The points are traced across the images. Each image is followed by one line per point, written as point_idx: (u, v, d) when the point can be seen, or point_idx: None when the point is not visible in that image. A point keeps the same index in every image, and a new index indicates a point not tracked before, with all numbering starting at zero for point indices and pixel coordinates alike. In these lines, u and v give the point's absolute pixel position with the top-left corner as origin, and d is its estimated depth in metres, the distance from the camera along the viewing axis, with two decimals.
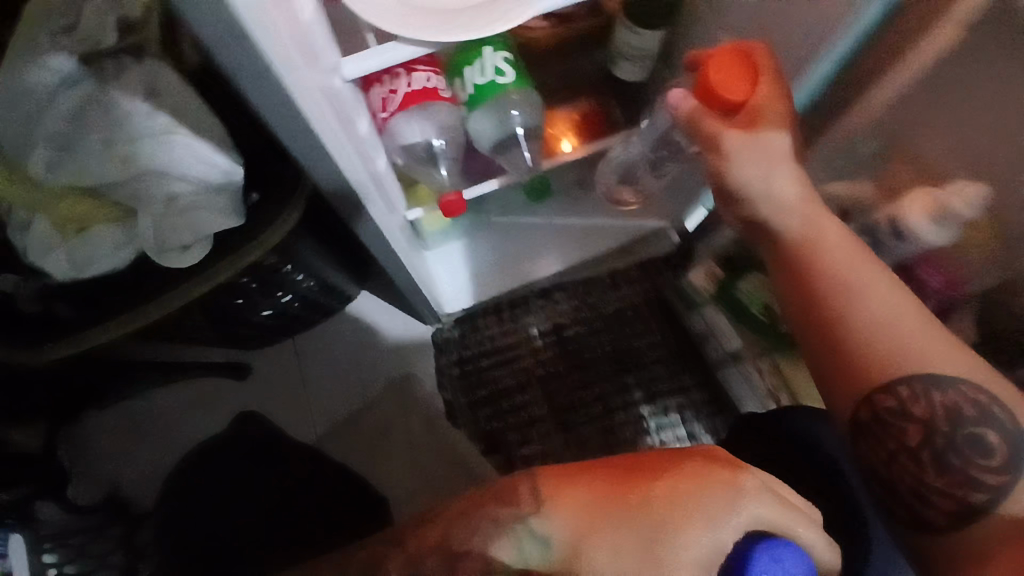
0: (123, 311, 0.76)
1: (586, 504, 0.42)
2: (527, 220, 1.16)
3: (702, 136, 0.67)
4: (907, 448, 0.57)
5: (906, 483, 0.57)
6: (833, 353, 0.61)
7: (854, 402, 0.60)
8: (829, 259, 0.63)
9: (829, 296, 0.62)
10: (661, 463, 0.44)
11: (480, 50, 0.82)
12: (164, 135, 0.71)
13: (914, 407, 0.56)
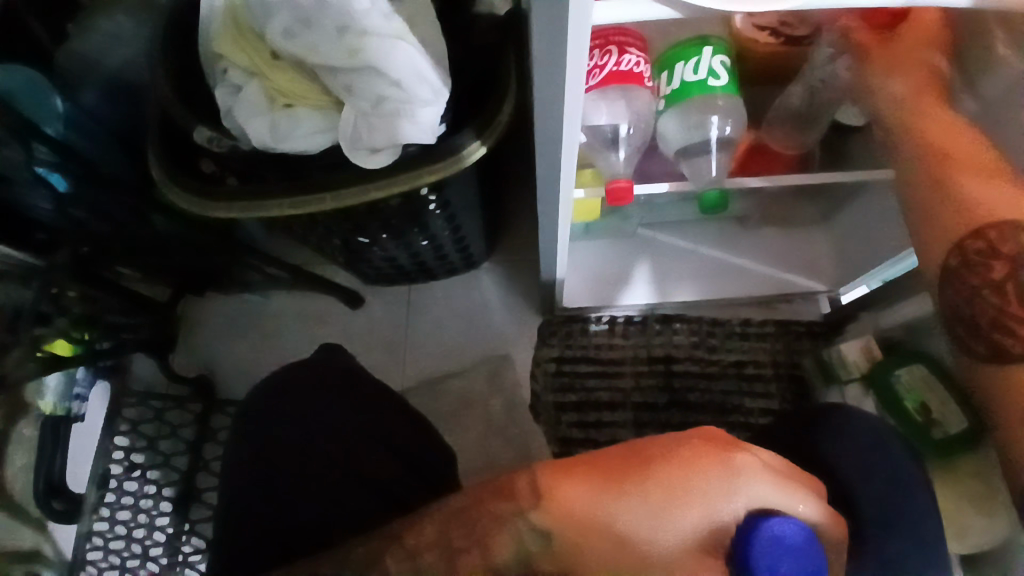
0: (274, 190, 0.69)
1: (583, 501, 0.48)
2: (675, 240, 1.10)
3: (852, 49, 0.69)
4: (992, 284, 0.58)
5: (988, 317, 0.58)
6: (952, 213, 0.62)
7: (946, 250, 0.62)
8: (971, 158, 0.63)
9: (939, 175, 0.63)
10: (655, 450, 0.51)
11: (700, 48, 0.75)
12: (390, 38, 0.61)
13: (1005, 246, 0.58)
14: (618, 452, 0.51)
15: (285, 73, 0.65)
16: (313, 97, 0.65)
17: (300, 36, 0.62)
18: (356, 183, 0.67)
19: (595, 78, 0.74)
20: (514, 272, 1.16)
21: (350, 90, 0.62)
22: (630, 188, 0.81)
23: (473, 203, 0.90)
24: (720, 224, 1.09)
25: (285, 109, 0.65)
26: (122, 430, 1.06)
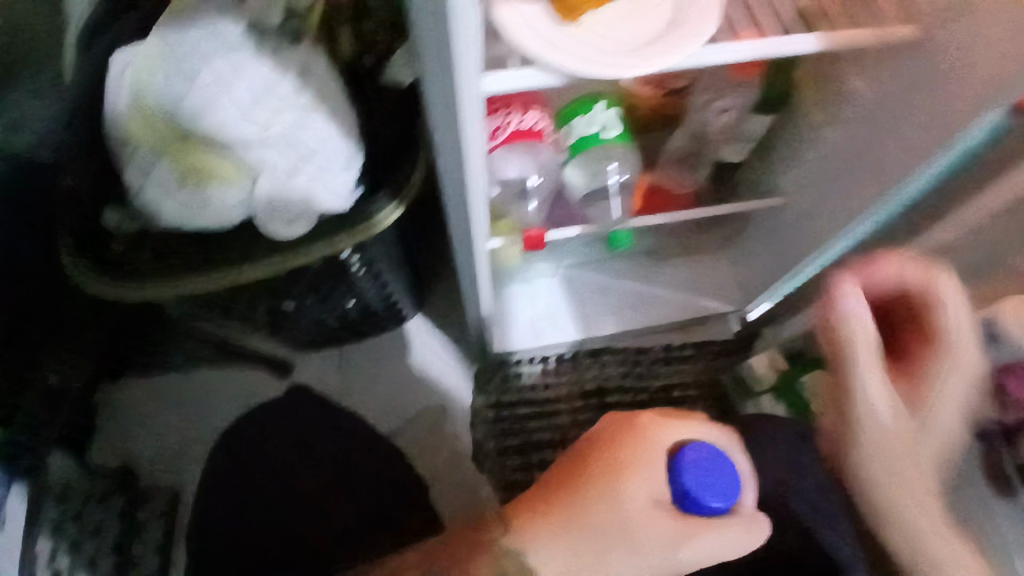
0: (184, 268, 0.69)
1: (541, 525, 0.59)
2: (594, 277, 1.16)
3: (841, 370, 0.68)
4: None
5: None
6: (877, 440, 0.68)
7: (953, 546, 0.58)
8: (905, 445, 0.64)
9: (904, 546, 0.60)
10: (585, 457, 0.60)
11: (593, 103, 0.82)
12: (302, 111, 0.65)
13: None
14: (563, 467, 0.62)
15: (197, 151, 0.65)
16: (229, 172, 0.65)
17: (210, 114, 0.64)
18: (277, 252, 0.69)
19: (501, 135, 0.80)
20: (446, 322, 1.18)
21: (263, 164, 0.65)
22: (543, 235, 0.88)
23: (397, 260, 0.93)
24: (634, 258, 1.16)
25: (198, 186, 0.65)
26: None
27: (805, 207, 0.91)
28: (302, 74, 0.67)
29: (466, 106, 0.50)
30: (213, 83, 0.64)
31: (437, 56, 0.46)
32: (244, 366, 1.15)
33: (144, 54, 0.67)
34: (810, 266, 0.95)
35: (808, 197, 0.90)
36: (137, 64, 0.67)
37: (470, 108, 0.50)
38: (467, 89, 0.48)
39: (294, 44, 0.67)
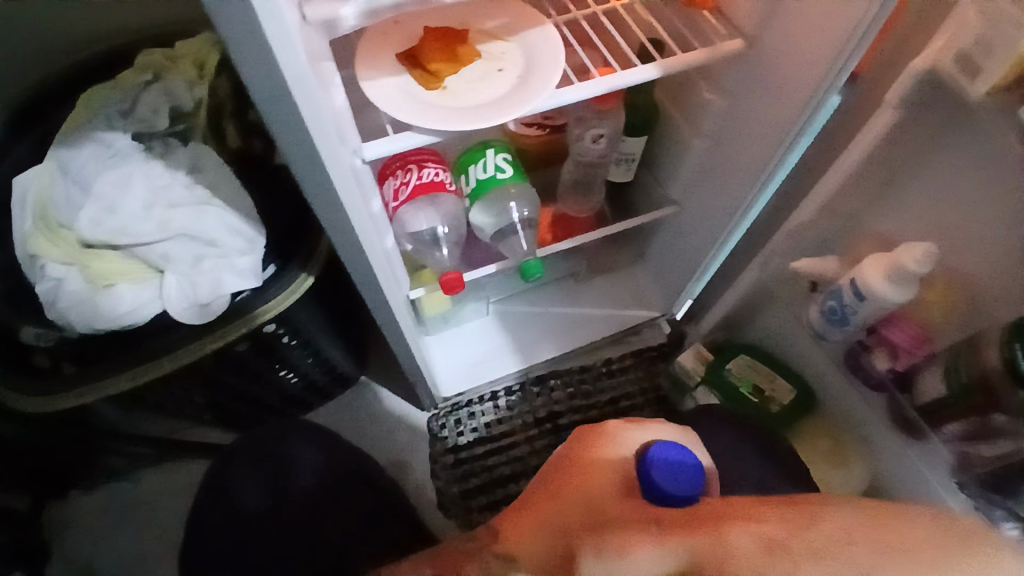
0: (114, 366, 0.73)
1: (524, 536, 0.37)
2: (526, 308, 1.21)
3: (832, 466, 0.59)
4: None
5: None
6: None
7: None
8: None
9: None
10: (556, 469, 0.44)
11: (483, 151, 0.89)
12: (200, 205, 0.69)
13: None
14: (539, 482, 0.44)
15: (101, 257, 0.68)
16: (135, 271, 0.69)
17: (109, 221, 0.68)
18: (198, 338, 0.72)
19: (403, 194, 0.85)
20: (391, 378, 1.20)
21: (166, 257, 0.68)
22: (459, 277, 0.91)
23: (326, 326, 0.95)
24: (559, 283, 1.22)
25: (106, 288, 0.67)
26: None
27: (696, 210, 0.98)
28: (195, 170, 0.71)
29: (335, 177, 0.55)
30: (109, 192, 0.68)
31: (294, 141, 0.51)
32: (195, 460, 1.14)
33: (40, 173, 0.70)
34: (713, 263, 1.01)
35: (695, 201, 0.97)
36: (34, 183, 0.69)
37: (339, 177, 0.55)
38: (331, 160, 0.53)
39: (186, 146, 0.72)
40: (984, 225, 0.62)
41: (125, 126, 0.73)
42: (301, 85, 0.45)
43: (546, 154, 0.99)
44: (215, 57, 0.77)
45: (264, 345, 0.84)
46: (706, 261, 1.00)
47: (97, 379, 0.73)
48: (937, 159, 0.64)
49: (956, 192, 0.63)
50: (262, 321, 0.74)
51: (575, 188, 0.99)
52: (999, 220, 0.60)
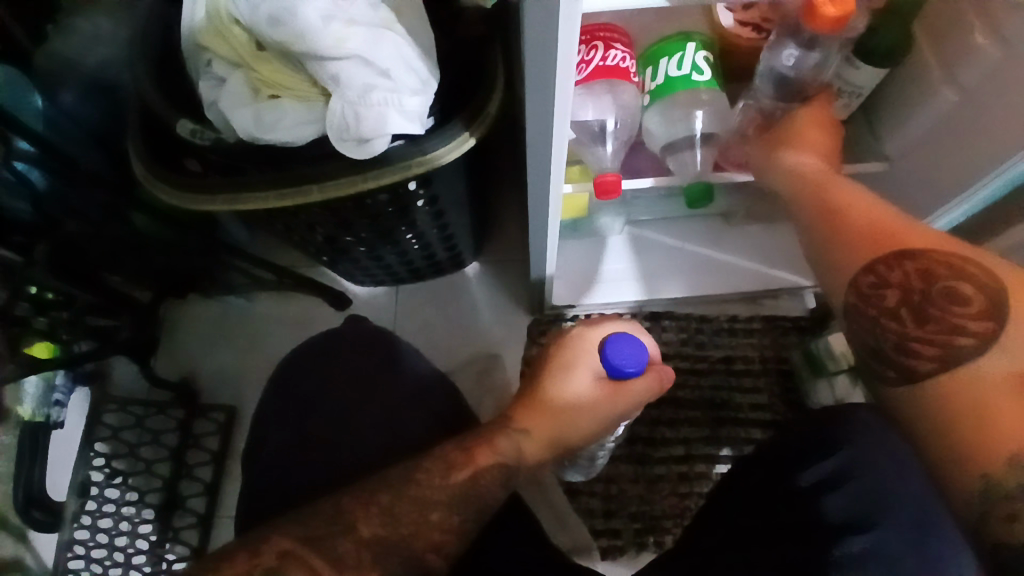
0: (268, 183, 0.68)
1: (552, 423, 0.71)
2: (662, 239, 1.10)
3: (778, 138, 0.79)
4: (887, 310, 0.62)
5: (890, 340, 0.61)
6: (879, 241, 0.65)
7: (848, 279, 0.66)
8: (915, 234, 0.64)
9: (927, 324, 0.59)
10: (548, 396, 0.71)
11: (683, 44, 0.78)
12: (379, 29, 0.63)
13: (892, 274, 0.63)
14: (576, 411, 0.71)
15: (271, 65, 0.64)
16: (301, 87, 0.64)
17: (286, 24, 0.61)
18: (349, 173, 0.66)
19: (582, 73, 0.76)
20: (502, 270, 1.15)
21: (336, 81, 0.62)
22: (617, 181, 0.81)
23: (462, 199, 0.89)
24: (706, 221, 1.09)
25: (271, 100, 0.65)
26: (98, 461, 1.04)
27: (916, 170, 0.83)
28: None
29: (563, 14, 0.44)
30: None
31: None
32: (304, 297, 1.17)
33: None
34: None
35: (916, 162, 0.82)
36: None
37: (568, 19, 0.45)
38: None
39: None
40: None
41: None
42: None
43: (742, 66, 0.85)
44: None
45: (401, 202, 0.79)
46: None
47: (251, 192, 0.68)
48: None
49: None
50: (421, 171, 0.67)
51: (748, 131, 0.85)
52: None
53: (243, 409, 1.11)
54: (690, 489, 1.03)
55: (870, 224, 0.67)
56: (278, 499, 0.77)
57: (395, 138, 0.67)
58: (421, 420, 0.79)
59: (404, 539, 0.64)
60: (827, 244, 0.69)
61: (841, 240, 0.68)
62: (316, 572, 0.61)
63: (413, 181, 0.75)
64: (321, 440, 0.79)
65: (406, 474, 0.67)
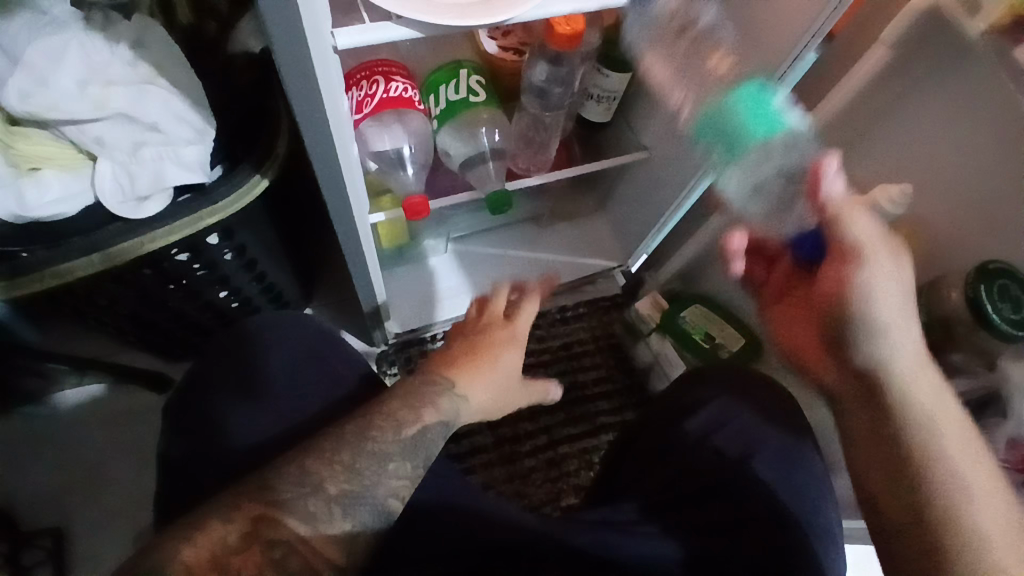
0: (36, 267, 0.66)
1: (480, 378, 0.69)
2: (485, 250, 1.18)
3: (845, 244, 0.60)
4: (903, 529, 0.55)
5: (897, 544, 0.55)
6: (896, 511, 0.56)
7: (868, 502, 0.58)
8: (897, 443, 0.57)
9: (942, 539, 0.52)
10: (462, 356, 0.71)
11: (457, 71, 0.85)
12: (141, 84, 0.62)
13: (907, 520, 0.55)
14: (506, 364, 0.72)
15: (29, 139, 0.61)
16: (65, 156, 0.63)
17: (37, 94, 0.58)
18: (132, 238, 0.67)
19: (368, 106, 0.79)
20: (341, 309, 1.15)
21: (101, 142, 0.62)
22: (424, 202, 0.86)
23: (273, 247, 0.88)
24: (519, 226, 1.20)
25: (33, 173, 0.61)
26: None
27: (664, 154, 0.95)
28: (138, 47, 0.64)
29: (313, 46, 0.48)
30: (38, 60, 0.59)
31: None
32: (122, 387, 1.06)
33: None
34: (673, 217, 1.01)
35: (665, 149, 0.94)
36: None
37: (319, 51, 0.49)
38: (312, 29, 0.47)
39: (129, 19, 0.65)
40: (958, 180, 0.60)
41: None
42: None
43: (506, 88, 0.93)
44: None
45: (205, 255, 0.78)
46: (670, 210, 1.00)
47: (30, 277, 0.66)
48: (922, 109, 0.61)
49: (934, 146, 0.62)
50: (204, 225, 0.69)
51: (527, 142, 0.96)
52: (974, 176, 0.59)
53: (73, 527, 0.98)
54: (560, 472, 1.10)
55: (886, 456, 0.57)
56: (185, 507, 0.68)
57: (180, 192, 0.68)
58: (311, 401, 0.73)
59: (368, 489, 0.59)
60: (857, 399, 0.61)
61: (869, 447, 0.59)
62: (293, 530, 0.55)
63: (214, 234, 0.75)
64: (208, 438, 0.70)
65: (361, 429, 0.61)
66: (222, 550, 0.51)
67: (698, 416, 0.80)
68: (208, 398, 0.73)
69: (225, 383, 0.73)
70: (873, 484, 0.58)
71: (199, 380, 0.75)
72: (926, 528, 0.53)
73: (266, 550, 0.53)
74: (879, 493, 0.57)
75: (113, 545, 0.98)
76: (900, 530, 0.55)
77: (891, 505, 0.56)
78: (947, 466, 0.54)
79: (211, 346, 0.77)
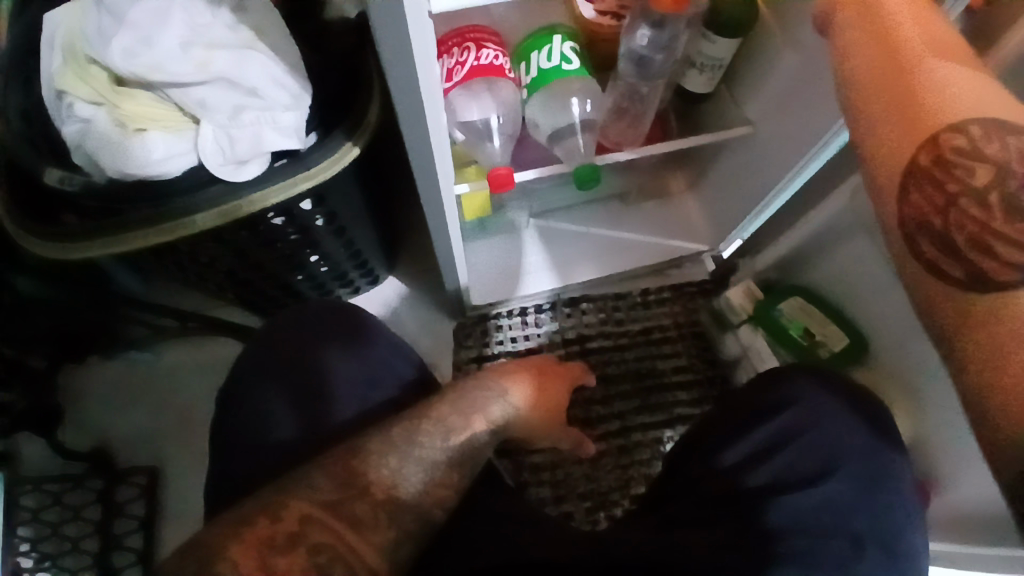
0: (142, 225, 0.69)
1: (535, 395, 0.77)
2: (567, 225, 1.14)
3: None
4: (970, 190, 0.41)
5: (966, 230, 0.41)
6: (900, 116, 0.45)
7: (912, 152, 0.44)
8: (924, 47, 0.47)
9: (934, 113, 0.44)
10: (522, 369, 0.78)
11: (550, 37, 0.80)
12: (242, 49, 0.64)
13: (987, 145, 0.41)
14: (553, 394, 0.80)
15: (135, 100, 0.64)
16: (168, 117, 0.65)
17: (143, 54, 0.61)
18: (227, 200, 0.68)
19: (458, 74, 0.78)
20: (419, 279, 1.16)
21: (203, 105, 0.64)
22: (510, 174, 0.83)
23: (361, 213, 0.89)
24: (604, 203, 1.16)
25: (138, 133, 0.64)
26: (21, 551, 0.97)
27: (772, 131, 0.87)
28: (240, 10, 0.65)
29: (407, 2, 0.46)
30: (146, 23, 0.62)
31: None
32: (217, 339, 1.13)
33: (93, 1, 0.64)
34: (775, 201, 0.94)
35: (772, 126, 0.86)
36: (89, 13, 0.64)
37: (414, 9, 0.47)
38: None
39: None
40: None
41: None
42: None
43: (602, 55, 0.87)
44: None
45: (297, 221, 0.80)
46: (771, 193, 0.92)
47: (137, 232, 0.69)
48: None
49: None
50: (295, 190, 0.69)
51: (621, 114, 0.91)
52: None
53: (165, 470, 1.06)
54: (631, 461, 1.06)
55: (877, 33, 0.49)
56: (244, 489, 0.71)
57: (277, 158, 0.69)
58: (358, 398, 0.75)
59: (418, 495, 0.65)
60: (859, 26, 0.51)
61: (874, 46, 0.49)
62: (336, 535, 0.60)
63: (306, 200, 0.77)
64: (297, 401, 0.74)
65: (409, 433, 0.67)
66: (269, 549, 0.57)
67: (776, 416, 0.73)
68: (293, 365, 0.76)
69: (285, 382, 0.75)
70: (858, 81, 0.49)
71: (281, 345, 0.77)
72: (921, 111, 0.45)
73: (311, 554, 0.58)
74: (866, 94, 0.48)
75: (199, 490, 1.05)
76: (893, 127, 0.46)
77: (884, 99, 0.47)
78: (956, 65, 0.46)
79: (291, 313, 0.80)
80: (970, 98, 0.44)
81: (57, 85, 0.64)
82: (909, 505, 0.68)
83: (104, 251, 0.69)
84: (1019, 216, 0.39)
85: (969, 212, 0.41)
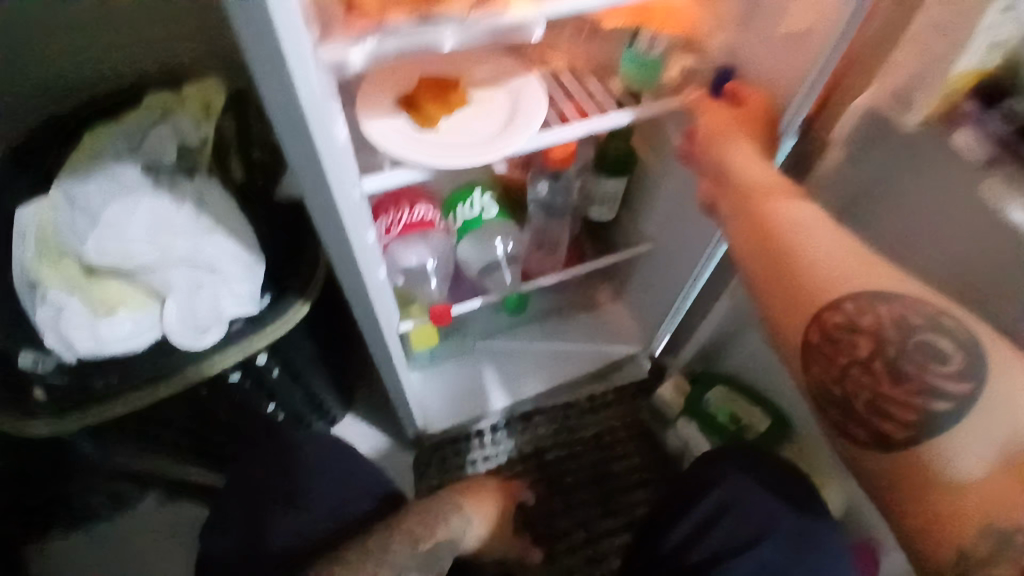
0: (109, 394, 0.75)
1: (483, 512, 0.81)
2: (511, 343, 1.24)
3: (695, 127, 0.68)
4: (859, 360, 0.51)
5: (862, 397, 0.51)
6: (791, 296, 0.55)
7: (804, 330, 0.54)
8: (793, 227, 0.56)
9: (813, 295, 0.53)
10: (468, 488, 0.84)
11: (470, 191, 0.95)
12: (204, 234, 0.74)
13: (862, 319, 0.51)
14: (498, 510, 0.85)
15: (106, 286, 0.72)
16: (135, 298, 0.73)
17: (113, 247, 0.71)
18: (192, 364, 0.76)
19: (396, 229, 0.90)
20: (377, 413, 1.21)
21: (168, 285, 0.72)
22: (448, 309, 0.94)
23: (314, 359, 0.96)
24: (542, 320, 1.27)
25: (109, 314, 0.71)
26: None
27: (669, 246, 1.01)
28: (199, 203, 0.76)
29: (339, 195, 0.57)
30: (116, 221, 0.71)
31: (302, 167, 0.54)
32: (177, 498, 1.13)
33: (65, 204, 0.73)
34: (683, 302, 1.07)
35: (668, 242, 1.01)
36: (63, 214, 0.73)
37: (344, 198, 0.58)
38: (336, 181, 0.55)
39: (192, 180, 0.77)
40: None
41: (134, 159, 0.76)
42: (315, 117, 0.48)
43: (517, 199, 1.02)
44: (220, 100, 0.83)
45: (254, 373, 0.86)
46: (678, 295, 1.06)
47: (106, 401, 0.75)
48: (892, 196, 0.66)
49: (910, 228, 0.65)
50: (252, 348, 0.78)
51: (539, 246, 1.05)
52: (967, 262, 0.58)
53: None
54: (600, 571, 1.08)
55: (756, 216, 0.58)
56: None
57: (235, 320, 0.78)
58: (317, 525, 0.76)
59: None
60: (737, 213, 0.61)
61: (752, 233, 0.59)
62: None
63: (262, 355, 0.84)
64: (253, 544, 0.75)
65: (382, 542, 0.68)
66: None
67: (706, 500, 0.79)
68: (253, 508, 0.79)
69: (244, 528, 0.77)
70: (750, 262, 0.58)
71: (242, 491, 0.80)
72: (803, 292, 0.54)
73: None
74: (760, 280, 0.57)
75: None
76: (787, 308, 0.55)
77: (772, 281, 0.56)
78: (823, 241, 0.54)
79: (251, 460, 0.84)
80: (838, 275, 0.53)
81: (33, 277, 0.71)
82: (846, 562, 0.72)
83: (74, 423, 0.75)
84: (901, 380, 0.49)
85: (862, 379, 0.51)
